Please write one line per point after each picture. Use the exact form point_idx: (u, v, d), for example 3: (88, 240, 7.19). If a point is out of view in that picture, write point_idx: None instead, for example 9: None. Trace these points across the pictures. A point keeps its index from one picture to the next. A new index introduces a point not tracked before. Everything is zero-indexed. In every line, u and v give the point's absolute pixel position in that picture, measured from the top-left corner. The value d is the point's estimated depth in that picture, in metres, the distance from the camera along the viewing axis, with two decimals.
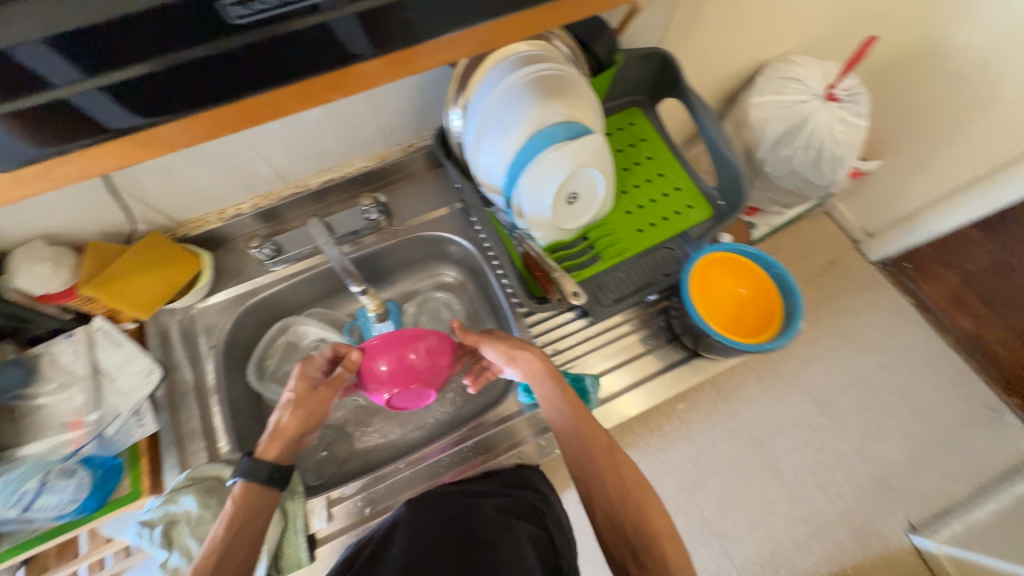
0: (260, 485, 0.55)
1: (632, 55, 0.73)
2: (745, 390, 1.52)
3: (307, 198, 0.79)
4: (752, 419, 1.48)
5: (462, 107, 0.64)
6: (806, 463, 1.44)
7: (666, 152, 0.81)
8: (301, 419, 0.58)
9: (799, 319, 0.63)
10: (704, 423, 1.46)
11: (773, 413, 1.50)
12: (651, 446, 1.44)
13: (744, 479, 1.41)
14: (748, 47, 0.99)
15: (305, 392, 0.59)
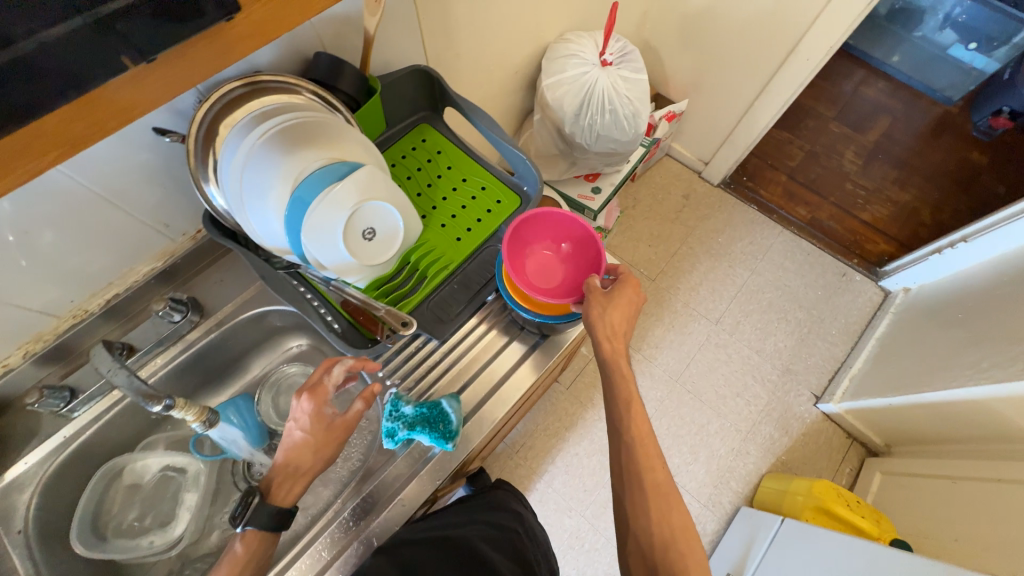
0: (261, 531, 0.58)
1: (388, 80, 0.74)
2: (652, 335, 1.63)
3: (96, 323, 0.70)
4: (667, 358, 1.60)
5: (216, 182, 0.60)
6: (721, 380, 1.57)
7: (464, 158, 0.83)
8: (314, 457, 0.62)
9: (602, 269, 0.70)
10: None
11: (682, 347, 1.62)
12: (589, 420, 1.49)
13: (675, 414, 1.52)
14: (521, 37, 1.05)
15: (320, 430, 0.62)
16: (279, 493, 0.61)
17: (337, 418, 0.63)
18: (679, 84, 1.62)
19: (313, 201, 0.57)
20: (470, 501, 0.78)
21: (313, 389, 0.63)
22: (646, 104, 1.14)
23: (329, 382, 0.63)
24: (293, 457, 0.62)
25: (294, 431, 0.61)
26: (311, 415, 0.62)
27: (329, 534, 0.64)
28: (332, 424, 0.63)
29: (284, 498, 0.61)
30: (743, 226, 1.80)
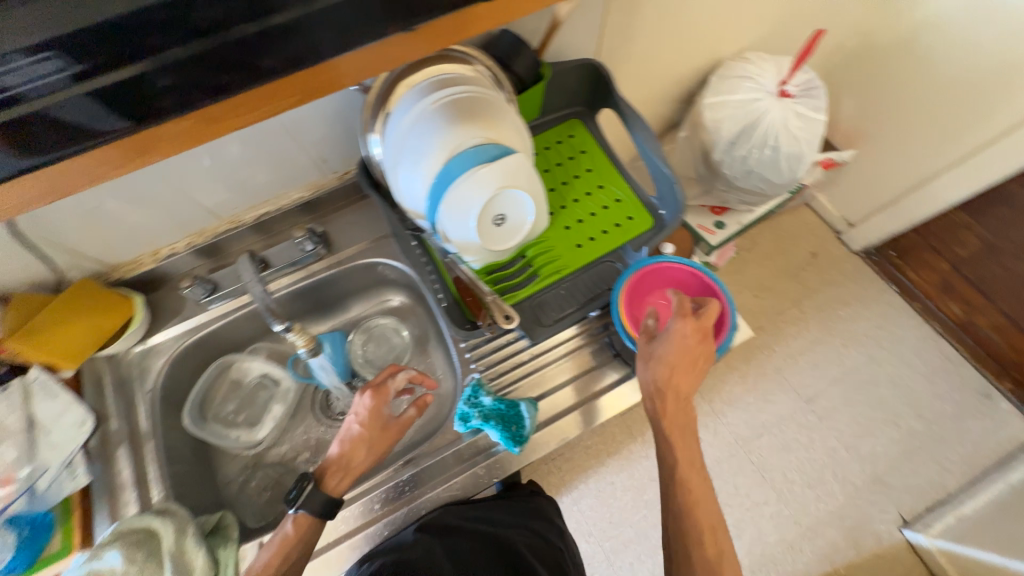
0: (312, 514, 0.60)
1: (558, 69, 0.72)
2: (728, 390, 1.47)
3: (245, 232, 0.78)
4: (736, 419, 1.44)
5: (380, 134, 0.63)
6: (794, 462, 1.39)
7: (606, 163, 0.79)
8: (368, 453, 0.63)
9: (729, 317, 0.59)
10: None
11: (758, 412, 1.45)
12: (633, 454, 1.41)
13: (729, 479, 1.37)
14: (696, 47, 0.96)
15: (375, 430, 0.64)
16: (332, 482, 0.62)
17: (392, 421, 0.66)
18: (852, 131, 1.42)
19: (462, 177, 0.58)
20: (517, 497, 0.77)
21: (377, 389, 0.66)
22: (814, 148, 1.00)
23: (393, 384, 0.66)
24: (348, 449, 0.63)
25: (353, 424, 0.64)
26: (371, 415, 0.65)
27: (381, 491, 0.68)
28: (387, 426, 0.65)
29: (337, 489, 0.62)
30: (872, 305, 1.57)
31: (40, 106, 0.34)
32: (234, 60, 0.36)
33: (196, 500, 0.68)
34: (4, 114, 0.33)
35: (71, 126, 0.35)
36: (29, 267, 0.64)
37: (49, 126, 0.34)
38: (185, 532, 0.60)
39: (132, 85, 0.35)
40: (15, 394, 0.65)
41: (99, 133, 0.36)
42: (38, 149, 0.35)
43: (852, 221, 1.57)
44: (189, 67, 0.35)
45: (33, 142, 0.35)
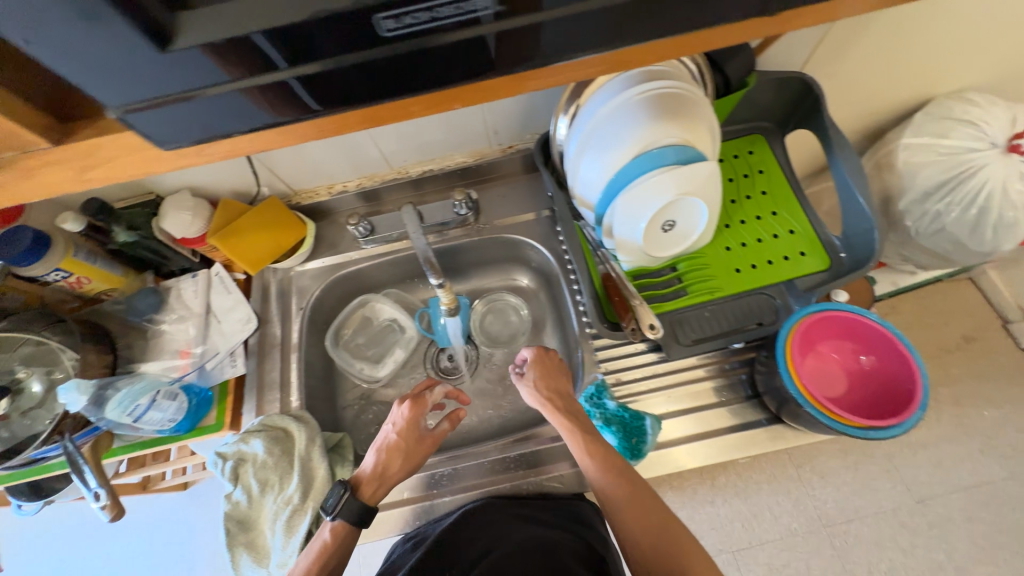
0: (346, 522, 0.57)
1: (766, 78, 0.65)
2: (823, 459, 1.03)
3: (405, 184, 0.83)
4: (827, 495, 1.01)
5: (571, 116, 0.62)
6: (884, 562, 0.98)
7: (786, 188, 0.72)
8: (404, 462, 0.63)
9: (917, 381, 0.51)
10: (768, 485, 1.01)
11: (852, 496, 1.02)
12: (698, 495, 1.00)
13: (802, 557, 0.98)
14: (918, 81, 0.83)
15: (412, 440, 0.64)
16: (366, 490, 0.61)
17: (428, 433, 0.66)
18: None
19: (653, 173, 0.56)
20: (557, 500, 0.67)
21: (415, 400, 0.67)
22: None
23: (430, 397, 0.68)
24: (384, 458, 0.63)
25: (390, 432, 0.64)
26: (408, 426, 0.65)
27: (484, 462, 0.69)
28: (423, 438, 0.65)
29: (371, 497, 0.61)
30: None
31: (327, 64, 0.29)
32: (539, 45, 0.31)
33: (321, 415, 0.75)
34: (294, 71, 0.29)
35: (343, 87, 0.31)
36: (240, 177, 0.74)
37: (323, 85, 0.31)
38: (314, 442, 0.66)
39: (430, 54, 0.30)
40: (202, 282, 0.77)
41: (373, 98, 0.33)
42: (308, 104, 0.32)
43: None
44: (496, 48, 0.30)
45: (304, 97, 0.31)
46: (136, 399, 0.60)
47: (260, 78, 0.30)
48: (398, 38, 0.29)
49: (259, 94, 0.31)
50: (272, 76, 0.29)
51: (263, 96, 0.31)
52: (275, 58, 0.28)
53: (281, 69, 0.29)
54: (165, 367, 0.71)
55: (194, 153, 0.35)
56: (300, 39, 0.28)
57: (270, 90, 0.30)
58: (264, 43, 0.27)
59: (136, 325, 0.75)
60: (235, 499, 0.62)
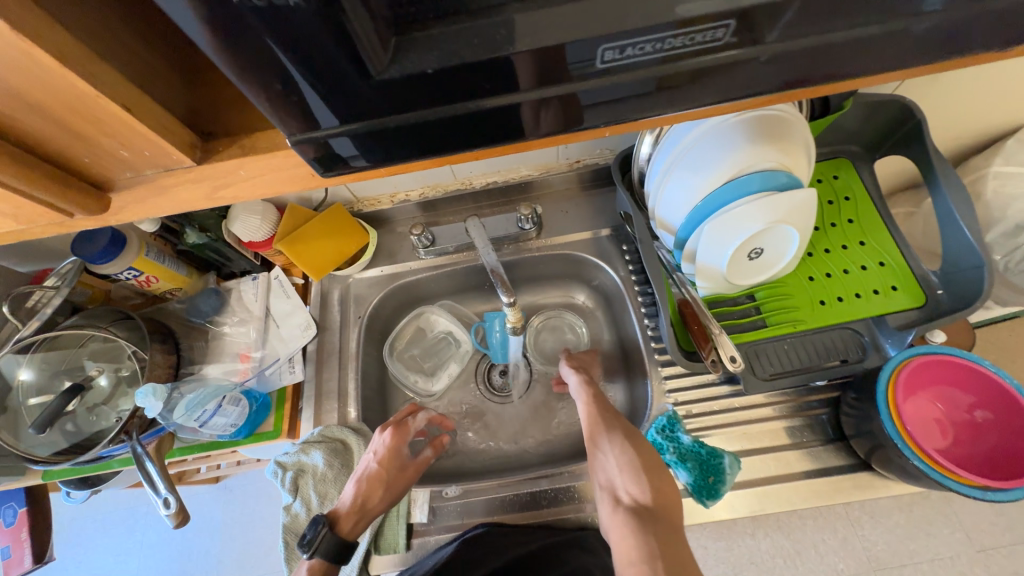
0: (323, 557, 0.57)
1: (862, 102, 0.62)
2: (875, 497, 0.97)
3: (467, 196, 0.81)
4: (878, 537, 0.96)
5: (655, 137, 0.60)
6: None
7: (875, 217, 0.68)
8: (385, 493, 0.62)
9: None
10: (813, 521, 0.97)
11: (905, 539, 0.95)
12: (736, 527, 0.99)
13: None
14: (1016, 107, 0.78)
15: (394, 470, 0.63)
16: (345, 525, 0.60)
17: (410, 463, 0.65)
18: None
19: (745, 200, 0.54)
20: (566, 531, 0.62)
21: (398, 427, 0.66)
22: None
23: (413, 422, 0.67)
24: (363, 489, 0.61)
25: (372, 462, 0.62)
26: (388, 455, 0.64)
27: (531, 491, 0.64)
28: (404, 467, 0.65)
29: (349, 530, 0.59)
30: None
31: (370, 124, 0.29)
32: (580, 113, 0.31)
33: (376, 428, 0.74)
34: (344, 127, 0.30)
35: (388, 144, 0.31)
36: None
37: (366, 140, 0.31)
38: None
39: (468, 117, 0.30)
40: (262, 285, 0.77)
41: (406, 156, 0.33)
42: (342, 158, 0.32)
43: None
44: (541, 111, 0.31)
45: (344, 152, 0.31)
46: (203, 403, 0.61)
47: (316, 133, 0.30)
48: (446, 101, 0.29)
49: (310, 148, 0.31)
50: (326, 131, 0.30)
51: (308, 150, 0.31)
52: (325, 117, 0.29)
53: (321, 129, 0.29)
54: (226, 370, 0.71)
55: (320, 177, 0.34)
56: (354, 102, 0.28)
57: (311, 145, 0.30)
58: (317, 104, 0.28)
59: (198, 326, 0.75)
60: (294, 511, 0.62)
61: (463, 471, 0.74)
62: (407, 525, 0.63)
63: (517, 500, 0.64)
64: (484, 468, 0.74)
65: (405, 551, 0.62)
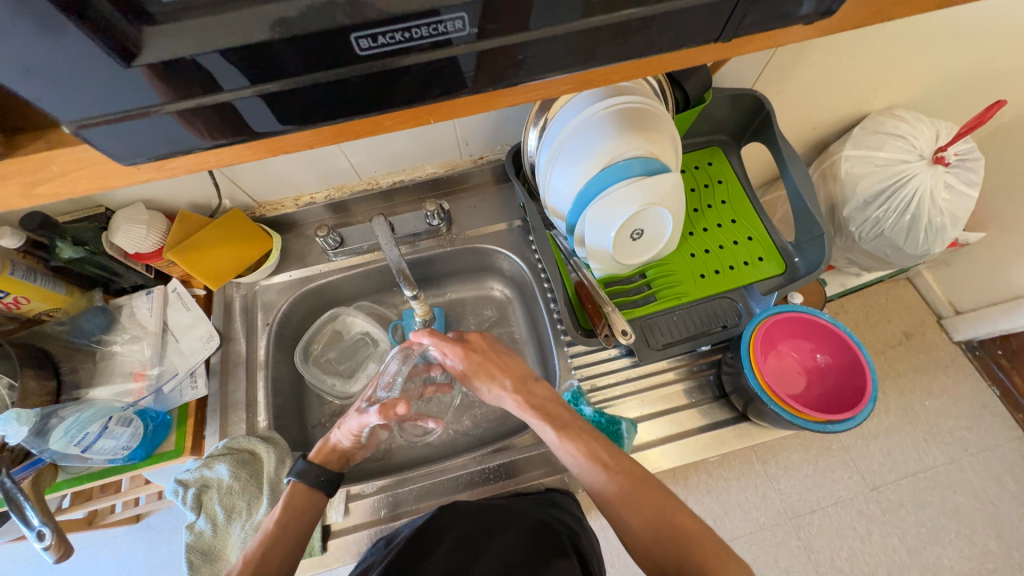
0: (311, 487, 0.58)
1: (725, 94, 0.69)
2: (785, 453, 1.08)
3: (376, 195, 0.82)
4: (790, 488, 1.06)
5: (540, 128, 0.65)
6: (845, 551, 1.02)
7: (742, 197, 0.76)
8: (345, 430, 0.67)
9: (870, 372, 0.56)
10: (734, 481, 1.06)
11: (814, 488, 1.06)
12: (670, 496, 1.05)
13: (771, 550, 1.02)
14: (856, 99, 0.90)
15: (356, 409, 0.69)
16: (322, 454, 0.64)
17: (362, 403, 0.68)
18: None
19: (623, 183, 0.59)
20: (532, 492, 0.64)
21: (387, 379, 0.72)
22: (957, 225, 0.94)
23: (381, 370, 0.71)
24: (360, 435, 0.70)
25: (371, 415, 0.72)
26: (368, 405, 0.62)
27: (461, 475, 0.66)
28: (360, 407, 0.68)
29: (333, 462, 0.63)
30: (967, 406, 1.14)
31: (281, 84, 0.29)
32: (504, 73, 0.31)
33: (291, 436, 0.72)
34: (253, 91, 0.28)
35: (295, 106, 0.30)
36: (199, 189, 0.71)
37: (275, 103, 0.30)
38: (283, 463, 0.63)
39: (386, 75, 0.29)
40: (157, 299, 0.73)
41: (318, 121, 0.32)
42: (251, 127, 0.31)
43: (960, 306, 1.21)
44: (424, 82, 0.30)
45: (247, 119, 0.30)
46: (84, 427, 0.57)
47: (196, 101, 0.28)
48: (364, 60, 0.28)
49: (195, 118, 0.30)
50: (224, 97, 0.28)
51: (194, 121, 0.30)
52: (233, 79, 0.28)
53: (226, 92, 0.28)
54: (117, 391, 0.67)
55: (148, 167, 0.33)
56: (264, 60, 0.27)
57: (210, 112, 0.29)
58: (217, 63, 0.27)
59: (83, 348, 0.69)
60: (198, 529, 0.60)
61: (390, 468, 0.74)
62: (322, 528, 0.62)
63: (439, 485, 0.65)
64: (412, 462, 0.75)
65: (321, 553, 0.61)
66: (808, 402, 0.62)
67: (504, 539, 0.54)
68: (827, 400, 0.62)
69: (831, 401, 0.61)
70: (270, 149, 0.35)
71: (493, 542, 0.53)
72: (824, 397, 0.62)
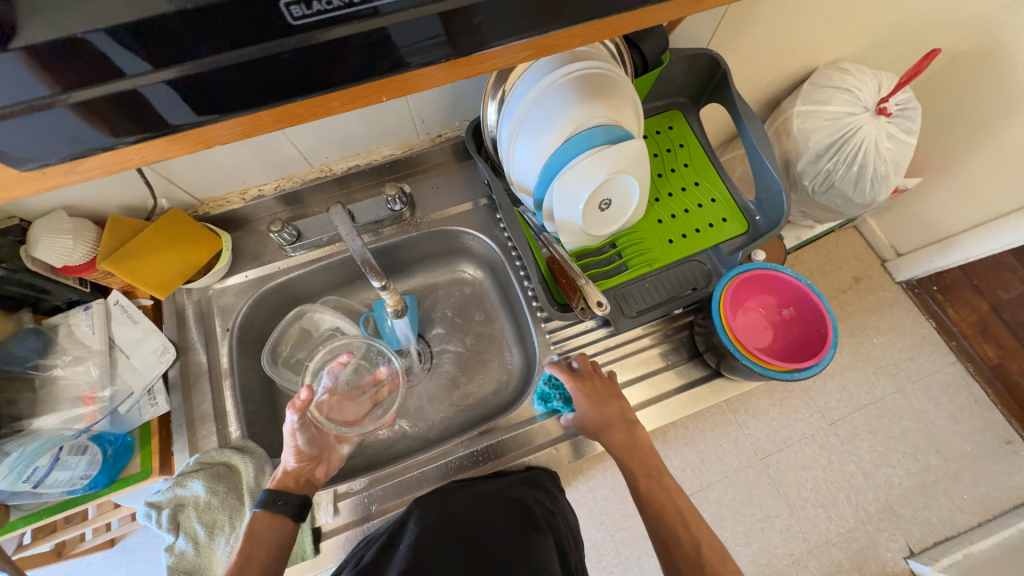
0: (288, 516, 0.55)
1: (681, 56, 0.69)
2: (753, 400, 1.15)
3: (331, 183, 0.77)
4: (759, 431, 1.13)
5: (499, 100, 0.62)
6: (810, 481, 1.09)
7: (704, 159, 0.77)
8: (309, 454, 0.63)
9: (834, 324, 0.59)
10: (708, 430, 1.11)
11: (780, 429, 1.13)
12: None
13: (744, 489, 1.08)
14: (804, 54, 0.91)
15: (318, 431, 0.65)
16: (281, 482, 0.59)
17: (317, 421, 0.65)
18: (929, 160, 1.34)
19: (587, 153, 0.58)
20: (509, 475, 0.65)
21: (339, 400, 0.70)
22: (899, 172, 0.98)
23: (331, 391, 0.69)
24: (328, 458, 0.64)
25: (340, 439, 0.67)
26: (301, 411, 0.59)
27: (449, 460, 0.66)
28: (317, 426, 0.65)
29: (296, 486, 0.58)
30: (911, 339, 1.23)
31: (194, 67, 0.26)
32: (434, 42, 0.29)
33: (269, 443, 0.69)
34: (161, 75, 0.26)
35: (216, 91, 0.28)
36: (130, 191, 0.64)
37: (192, 90, 0.27)
38: (263, 471, 0.61)
39: (314, 51, 0.27)
40: (98, 314, 0.67)
41: (245, 108, 0.29)
42: (172, 117, 0.29)
43: (901, 249, 1.29)
44: (360, 57, 0.28)
45: (165, 108, 0.28)
46: (33, 461, 0.52)
47: (98, 89, 0.26)
48: (285, 34, 0.26)
49: (106, 109, 0.27)
50: (132, 82, 0.26)
51: (102, 113, 0.27)
52: (137, 62, 0.25)
53: (131, 77, 0.26)
54: (65, 419, 0.61)
55: (55, 172, 0.30)
56: (165, 39, 0.24)
57: (118, 103, 0.27)
58: (111, 45, 0.24)
59: (19, 375, 0.63)
60: (179, 550, 0.57)
61: (377, 462, 0.73)
62: (313, 530, 0.61)
63: (428, 474, 0.65)
64: (399, 454, 0.74)
65: (315, 555, 0.60)
66: (778, 354, 0.65)
67: (484, 520, 0.54)
68: (795, 352, 0.65)
69: (797, 351, 0.65)
70: (196, 144, 0.31)
71: (472, 522, 0.54)
72: (792, 348, 0.65)
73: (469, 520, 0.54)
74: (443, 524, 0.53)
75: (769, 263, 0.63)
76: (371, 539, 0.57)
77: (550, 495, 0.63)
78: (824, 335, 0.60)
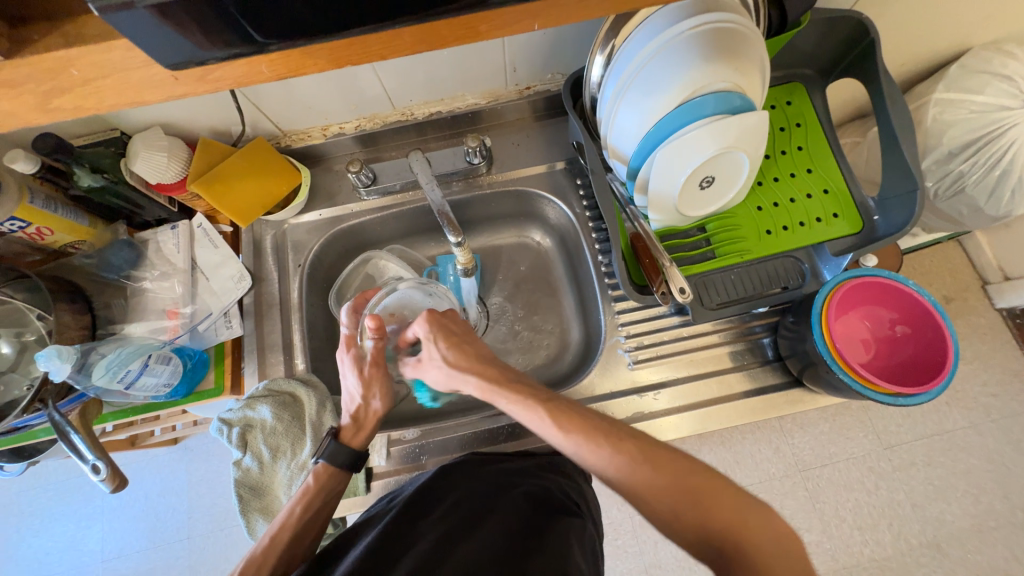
0: (341, 466, 0.56)
1: (822, 17, 0.58)
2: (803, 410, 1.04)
3: (409, 128, 0.75)
4: (804, 444, 1.03)
5: (607, 55, 0.56)
6: (849, 502, 1.00)
7: (823, 144, 0.68)
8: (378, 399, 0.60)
9: (959, 357, 0.53)
10: (748, 432, 1.03)
11: (828, 444, 1.02)
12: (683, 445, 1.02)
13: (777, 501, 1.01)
14: (965, 31, 0.77)
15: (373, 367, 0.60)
16: (348, 435, 0.59)
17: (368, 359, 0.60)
18: None
19: (696, 124, 0.52)
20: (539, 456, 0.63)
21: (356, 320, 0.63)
22: None
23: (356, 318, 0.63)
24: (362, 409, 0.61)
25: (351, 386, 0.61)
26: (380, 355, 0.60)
27: (494, 426, 0.65)
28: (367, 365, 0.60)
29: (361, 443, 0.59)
30: (997, 373, 1.04)
31: None
32: None
33: (329, 379, 0.71)
34: None
35: (283, 12, 0.24)
36: (222, 114, 0.65)
37: (253, 6, 0.24)
38: (324, 406, 0.63)
39: None
40: (184, 234, 0.69)
41: (331, 29, 0.26)
42: (248, 35, 0.25)
43: (1011, 272, 1.05)
44: None
45: (240, 25, 0.25)
46: (126, 364, 0.56)
47: None
48: None
49: (178, 19, 0.23)
50: None
51: (180, 27, 0.24)
52: None
53: None
54: (151, 329, 0.65)
55: (188, 77, 0.28)
56: None
57: (185, 14, 0.23)
58: None
59: (113, 282, 0.67)
60: (245, 466, 0.61)
61: (426, 414, 0.74)
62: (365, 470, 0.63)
63: (475, 436, 0.65)
64: (446, 411, 0.74)
65: (365, 493, 0.63)
66: (882, 372, 0.60)
67: (508, 503, 0.53)
68: (902, 374, 0.60)
69: (903, 373, 0.60)
70: (313, 60, 0.29)
71: (496, 507, 0.53)
72: (900, 368, 0.60)
73: (495, 500, 0.53)
74: (479, 499, 0.53)
75: (887, 272, 0.58)
76: (396, 497, 0.56)
77: (576, 485, 0.61)
78: (947, 367, 0.53)
